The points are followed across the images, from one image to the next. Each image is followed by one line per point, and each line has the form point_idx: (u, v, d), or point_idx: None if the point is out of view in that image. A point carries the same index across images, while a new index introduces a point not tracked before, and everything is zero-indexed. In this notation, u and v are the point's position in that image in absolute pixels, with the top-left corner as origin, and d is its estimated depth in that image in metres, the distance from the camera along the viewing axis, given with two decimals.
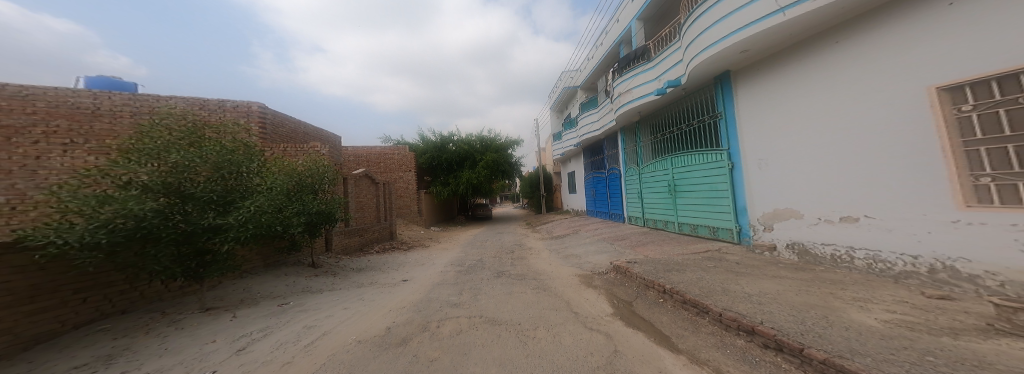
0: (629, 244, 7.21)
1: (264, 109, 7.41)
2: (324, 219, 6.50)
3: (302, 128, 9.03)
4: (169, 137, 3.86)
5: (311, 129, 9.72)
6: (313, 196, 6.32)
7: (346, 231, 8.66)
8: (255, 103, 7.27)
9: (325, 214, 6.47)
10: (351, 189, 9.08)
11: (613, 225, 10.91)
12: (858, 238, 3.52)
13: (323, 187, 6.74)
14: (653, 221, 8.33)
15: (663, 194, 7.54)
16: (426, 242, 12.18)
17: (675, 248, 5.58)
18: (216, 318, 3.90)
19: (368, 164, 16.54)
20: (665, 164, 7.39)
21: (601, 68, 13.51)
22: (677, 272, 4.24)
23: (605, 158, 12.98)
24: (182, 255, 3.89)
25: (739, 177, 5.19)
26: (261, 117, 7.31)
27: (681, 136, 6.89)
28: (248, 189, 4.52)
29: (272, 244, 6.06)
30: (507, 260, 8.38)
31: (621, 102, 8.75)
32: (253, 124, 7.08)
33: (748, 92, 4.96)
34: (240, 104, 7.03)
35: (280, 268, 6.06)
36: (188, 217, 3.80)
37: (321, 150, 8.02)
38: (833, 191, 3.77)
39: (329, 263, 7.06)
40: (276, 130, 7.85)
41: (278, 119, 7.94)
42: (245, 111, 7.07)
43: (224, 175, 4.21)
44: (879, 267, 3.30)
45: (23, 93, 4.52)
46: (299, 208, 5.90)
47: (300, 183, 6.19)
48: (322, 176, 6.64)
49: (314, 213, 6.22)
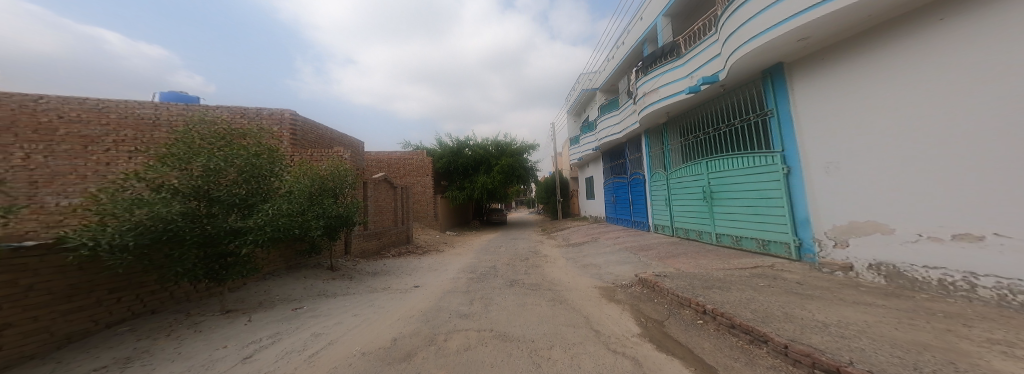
0: (657, 255, 6.51)
1: (296, 116, 7.50)
2: (343, 224, 6.33)
3: (329, 133, 9.18)
4: (203, 142, 3.62)
5: (337, 134, 9.90)
6: (333, 200, 6.18)
7: (365, 234, 8.57)
8: (289, 112, 7.36)
9: (344, 218, 6.31)
10: (370, 193, 9.06)
11: (637, 234, 10.12)
12: (981, 262, 2.53)
13: (344, 191, 6.59)
14: (685, 231, 7.52)
15: (697, 201, 6.76)
16: (442, 247, 12.00)
17: (715, 262, 4.85)
18: (231, 321, 3.59)
19: (390, 169, 16.85)
20: (701, 168, 6.64)
21: (624, 70, 12.89)
22: (719, 289, 3.58)
23: (627, 163, 12.25)
24: (205, 258, 3.54)
25: (797, 184, 4.34)
26: (294, 123, 7.38)
27: (719, 137, 6.14)
28: (270, 192, 4.19)
29: (292, 247, 5.99)
30: (522, 268, 7.91)
31: (646, 103, 8.14)
32: (286, 132, 7.19)
33: (806, 84, 4.14)
34: (275, 112, 7.15)
35: (301, 271, 5.97)
36: (214, 220, 3.51)
37: (344, 156, 7.87)
38: (936, 208, 2.81)
39: (346, 267, 6.93)
40: (306, 136, 7.88)
41: (308, 125, 8.05)
42: (279, 118, 7.18)
43: (252, 178, 3.92)
44: (1017, 300, 2.32)
45: (100, 105, 5.09)
46: (318, 212, 5.75)
47: (322, 187, 6.08)
48: (343, 180, 6.50)
49: (333, 217, 6.06)
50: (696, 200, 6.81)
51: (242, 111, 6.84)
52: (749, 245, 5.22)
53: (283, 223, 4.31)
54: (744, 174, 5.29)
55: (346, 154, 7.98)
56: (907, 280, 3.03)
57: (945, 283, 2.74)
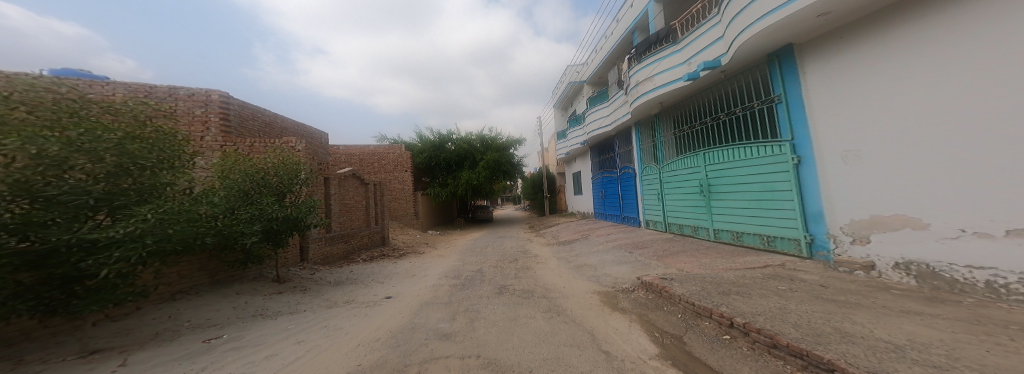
0: (656, 254, 6.21)
1: (227, 97, 6.33)
2: (290, 227, 5.34)
3: (276, 121, 7.97)
4: (34, 118, 2.67)
5: (293, 124, 8.78)
6: (275, 199, 5.18)
7: (328, 238, 7.55)
8: (216, 92, 6.23)
9: (293, 221, 5.38)
10: (333, 191, 8.01)
11: (627, 230, 9.86)
12: None
13: (293, 190, 5.61)
14: (679, 226, 7.28)
15: (694, 195, 6.49)
16: (420, 248, 11.13)
17: (720, 262, 4.57)
18: (93, 367, 2.62)
19: (361, 165, 15.57)
20: (698, 159, 6.34)
21: (611, 61, 12.57)
22: (740, 296, 3.19)
23: (616, 157, 12.00)
24: (37, 282, 2.58)
25: (807, 175, 4.05)
26: (224, 107, 6.24)
27: (719, 127, 5.83)
28: (149, 193, 3.35)
29: (219, 257, 4.95)
30: (511, 271, 7.32)
31: (638, 92, 7.78)
32: (213, 116, 6.01)
33: (820, 67, 3.84)
34: (198, 93, 6.04)
35: (230, 286, 4.98)
36: (49, 230, 2.57)
37: (296, 146, 6.83)
38: (982, 202, 2.53)
39: (298, 277, 5.95)
40: (242, 122, 6.74)
41: (245, 110, 6.83)
42: (203, 100, 6.05)
43: (120, 170, 3.05)
44: None
45: None
46: (251, 214, 4.78)
47: (260, 183, 5.11)
48: (290, 175, 5.52)
49: (276, 219, 5.10)
50: (693, 194, 6.54)
51: (147, 89, 5.65)
52: (751, 241, 4.97)
53: (175, 232, 3.53)
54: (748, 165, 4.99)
55: (297, 145, 6.88)
56: (942, 280, 2.76)
57: (994, 286, 2.44)
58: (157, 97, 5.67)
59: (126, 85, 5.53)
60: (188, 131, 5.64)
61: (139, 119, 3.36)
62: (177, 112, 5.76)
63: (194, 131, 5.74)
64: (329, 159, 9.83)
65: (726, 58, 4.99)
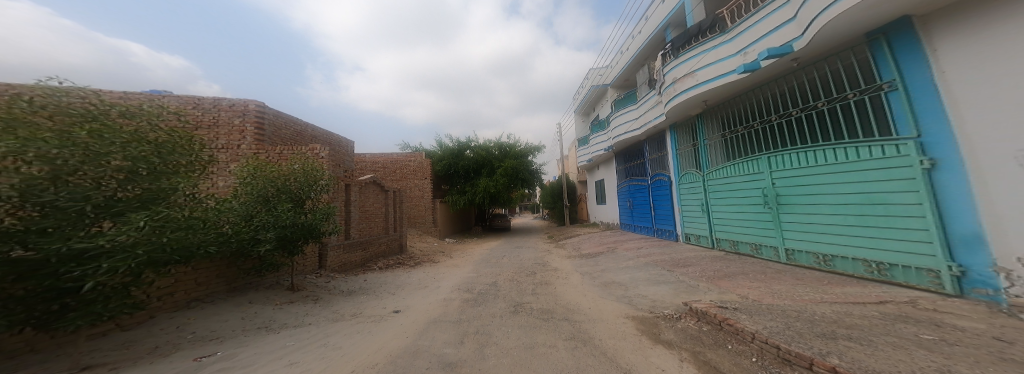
0: (703, 275, 5.12)
1: (262, 106, 6.35)
2: (305, 234, 5.02)
3: (308, 131, 8.09)
4: (52, 122, 2.39)
5: (324, 133, 8.99)
6: (290, 206, 4.85)
7: (346, 245, 7.37)
8: (253, 102, 6.25)
9: (305, 229, 5.00)
10: (355, 198, 7.92)
11: (664, 244, 8.61)
12: None
13: (310, 198, 5.30)
14: (732, 243, 6.09)
15: (756, 206, 5.34)
16: (437, 258, 10.71)
17: (808, 293, 3.46)
18: None
19: (386, 172, 15.80)
20: (759, 164, 5.23)
21: (639, 62, 11.66)
22: (855, 343, 2.19)
23: (646, 165, 10.91)
24: (22, 296, 2.15)
25: (948, 184, 2.91)
26: (260, 116, 6.27)
27: (790, 125, 4.71)
28: (157, 198, 2.94)
29: (236, 265, 4.76)
30: (528, 286, 6.56)
31: (675, 91, 6.85)
32: (249, 126, 6.08)
33: (965, 39, 2.77)
34: (237, 103, 6.11)
35: (246, 294, 4.77)
36: (38, 238, 2.16)
37: (320, 153, 6.71)
38: None
39: (315, 286, 5.68)
40: (277, 132, 6.82)
41: (279, 118, 6.91)
42: (241, 110, 6.10)
43: (127, 175, 2.68)
44: None
45: None
46: (266, 221, 4.51)
47: (279, 189, 4.85)
48: (309, 183, 5.21)
49: (290, 226, 4.78)
50: (753, 205, 5.41)
51: (194, 100, 5.86)
52: (849, 267, 3.80)
53: (178, 241, 3.07)
54: (844, 172, 3.85)
55: (320, 152, 6.76)
56: None
57: None
58: (201, 107, 5.88)
59: (177, 97, 5.82)
60: (226, 140, 5.88)
61: (157, 123, 3.06)
62: (218, 122, 5.89)
63: (232, 140, 5.92)
64: (350, 164, 9.90)
65: (800, 43, 4.00)
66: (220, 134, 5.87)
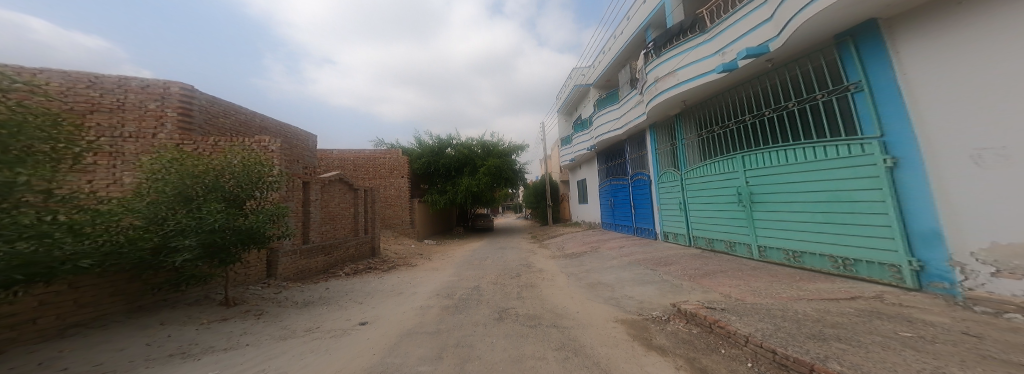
0: (688, 275, 5.31)
1: (189, 90, 5.79)
2: (243, 239, 4.40)
3: (241, 116, 7.26)
4: None
5: (273, 125, 8.15)
6: (223, 206, 4.19)
7: (304, 250, 6.67)
8: (175, 84, 5.66)
9: (245, 232, 4.40)
10: (314, 196, 7.20)
11: (644, 244, 9.31)
12: None
13: (252, 197, 4.68)
14: (712, 240, 6.39)
15: (733, 205, 5.61)
16: (413, 260, 10.22)
17: (785, 289, 3.60)
18: None
19: (356, 171, 14.80)
20: (735, 163, 5.51)
21: (620, 63, 12.10)
22: (840, 342, 2.25)
23: (628, 163, 11.55)
24: None
25: (909, 181, 3.10)
26: (186, 102, 5.71)
27: (765, 125, 5.01)
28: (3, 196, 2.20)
29: (144, 279, 4.04)
30: (513, 289, 6.45)
31: (661, 88, 7.29)
32: (171, 111, 5.46)
33: (928, 43, 2.93)
34: (154, 84, 5.42)
35: (159, 313, 4.08)
36: None
37: (269, 146, 5.99)
38: None
39: (258, 297, 5.01)
40: (206, 119, 6.20)
41: (214, 106, 6.43)
42: (159, 93, 5.44)
43: None
44: None
45: None
46: (186, 225, 3.80)
47: (208, 186, 4.17)
48: (249, 179, 4.61)
49: (222, 230, 4.14)
50: (730, 203, 5.68)
51: (90, 79, 4.85)
52: (818, 263, 4.02)
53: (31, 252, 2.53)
54: (814, 170, 4.07)
55: (258, 144, 5.96)
56: None
57: None
58: (101, 89, 4.90)
59: (64, 73, 4.68)
60: (137, 127, 5.08)
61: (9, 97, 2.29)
62: (125, 105, 5.07)
63: (146, 127, 5.17)
64: (310, 162, 9.10)
65: (776, 43, 4.24)
66: (129, 118, 5.07)
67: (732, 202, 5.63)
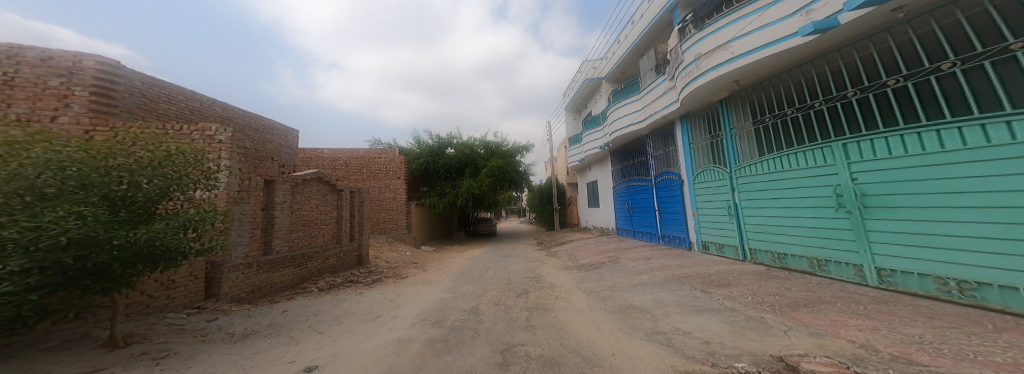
0: (765, 302, 3.88)
1: (112, 65, 4.27)
2: (138, 253, 2.68)
3: (191, 104, 5.88)
4: None
5: (239, 113, 6.97)
6: (91, 214, 2.33)
7: (262, 263, 5.35)
8: (93, 58, 4.15)
9: (145, 253, 2.76)
10: (283, 198, 5.99)
11: (677, 255, 7.86)
12: None
13: (163, 199, 3.05)
14: (786, 256, 5.01)
15: (828, 209, 4.22)
16: (405, 270, 8.87)
17: (1003, 351, 2.14)
18: None
19: (349, 171, 13.58)
20: (836, 152, 4.11)
21: (640, 50, 10.77)
22: None
23: (651, 162, 10.13)
24: None
25: None
26: (107, 81, 4.17)
27: (892, 99, 3.61)
28: None
29: None
30: (522, 316, 5.10)
31: (706, 66, 5.91)
32: (80, 90, 3.93)
33: None
34: (59, 56, 3.96)
35: None
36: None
37: (218, 135, 4.66)
38: None
39: (168, 328, 3.52)
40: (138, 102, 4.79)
41: (152, 89, 5.11)
42: (66, 67, 3.94)
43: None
44: None
45: None
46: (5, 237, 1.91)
47: (82, 179, 2.41)
48: (162, 175, 2.97)
49: (97, 246, 2.36)
50: (824, 207, 4.28)
51: None
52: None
53: None
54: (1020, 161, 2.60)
55: (198, 133, 4.56)
56: None
57: None
58: None
59: None
60: (30, 109, 3.75)
61: None
62: (15, 80, 3.76)
63: (41, 107, 3.78)
64: (288, 159, 7.94)
65: None
66: (15, 98, 3.72)
67: (835, 207, 4.12)
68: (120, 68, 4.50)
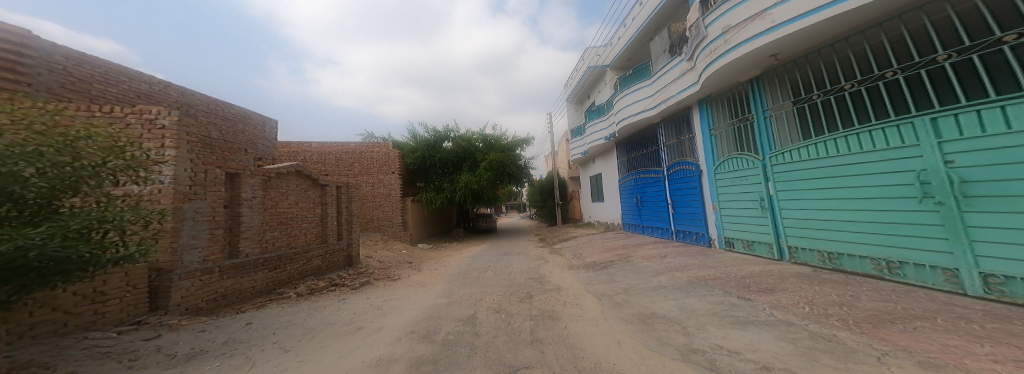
0: (830, 315, 3.10)
1: (22, 36, 3.54)
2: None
3: (137, 86, 5.23)
4: None
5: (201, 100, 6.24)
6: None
7: (228, 268, 4.65)
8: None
9: (17, 269, 1.95)
10: (252, 193, 5.31)
11: (696, 252, 7.11)
12: None
13: (68, 195, 2.28)
14: (839, 255, 4.25)
15: (905, 199, 3.42)
16: (397, 270, 8.20)
17: None
18: None
19: (340, 166, 12.80)
20: (919, 129, 3.26)
21: (648, 33, 9.96)
22: None
23: (662, 152, 9.34)
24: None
25: None
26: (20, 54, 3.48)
27: (1012, 58, 2.84)
28: None
29: None
30: (525, 327, 4.35)
31: (736, 39, 5.08)
32: None
33: None
34: None
35: None
36: None
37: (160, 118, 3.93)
38: None
39: (89, 354, 2.78)
40: (60, 81, 4.12)
41: (80, 67, 4.39)
42: None
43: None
44: None
45: None
46: None
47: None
48: (63, 165, 2.18)
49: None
50: (901, 197, 3.47)
51: None
52: None
53: None
54: None
55: (133, 115, 3.82)
56: None
57: None
58: None
59: None
60: None
61: None
62: None
63: None
64: (264, 151, 7.23)
65: None
66: None
67: (914, 197, 3.33)
68: (33, 40, 3.77)
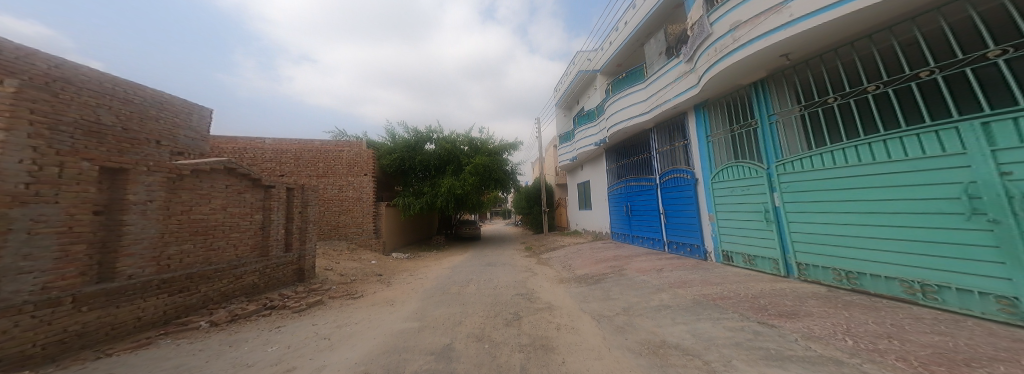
0: (886, 353, 2.59)
1: None
2: None
3: None
4: None
5: None
6: None
7: (92, 296, 3.63)
8: None
9: None
10: (151, 195, 4.40)
11: (692, 265, 6.72)
12: None
13: None
14: (860, 275, 3.96)
15: (950, 217, 3.14)
16: (364, 286, 7.12)
17: None
18: None
19: (301, 166, 11.42)
20: (965, 136, 3.03)
21: (642, 37, 9.71)
22: None
23: (653, 159, 9.04)
24: None
25: None
26: None
27: None
28: None
29: None
30: (513, 362, 3.56)
31: (748, 36, 4.71)
32: None
33: None
34: None
35: None
36: None
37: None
38: None
39: None
40: None
41: None
42: None
43: None
44: None
45: None
46: None
47: None
48: None
49: None
50: (942, 214, 3.20)
51: None
52: None
53: None
54: None
55: None
56: None
57: None
58: None
59: None
60: None
61: None
62: None
63: None
64: (189, 143, 6.02)
65: None
66: None
67: (963, 214, 3.04)
68: None
